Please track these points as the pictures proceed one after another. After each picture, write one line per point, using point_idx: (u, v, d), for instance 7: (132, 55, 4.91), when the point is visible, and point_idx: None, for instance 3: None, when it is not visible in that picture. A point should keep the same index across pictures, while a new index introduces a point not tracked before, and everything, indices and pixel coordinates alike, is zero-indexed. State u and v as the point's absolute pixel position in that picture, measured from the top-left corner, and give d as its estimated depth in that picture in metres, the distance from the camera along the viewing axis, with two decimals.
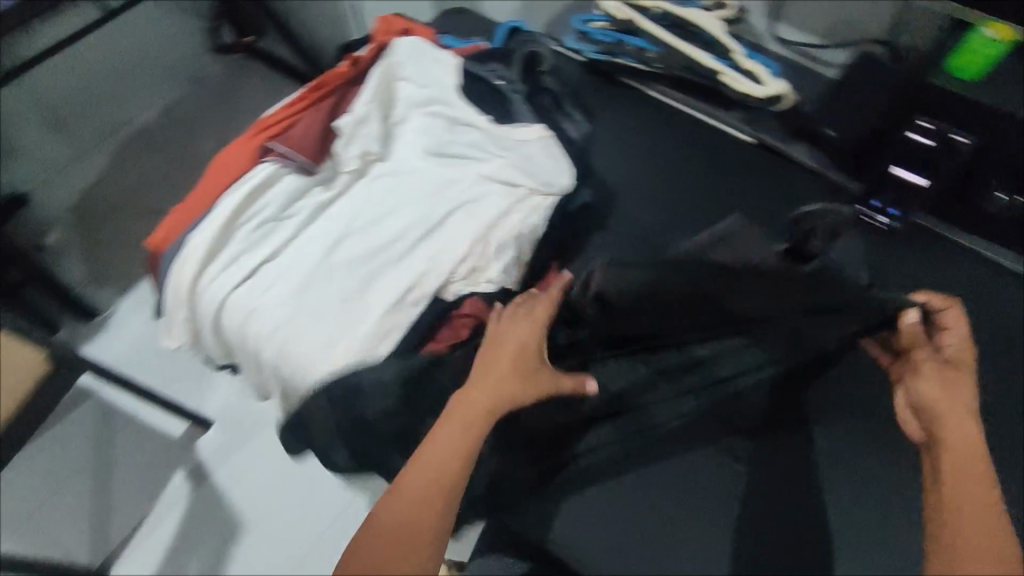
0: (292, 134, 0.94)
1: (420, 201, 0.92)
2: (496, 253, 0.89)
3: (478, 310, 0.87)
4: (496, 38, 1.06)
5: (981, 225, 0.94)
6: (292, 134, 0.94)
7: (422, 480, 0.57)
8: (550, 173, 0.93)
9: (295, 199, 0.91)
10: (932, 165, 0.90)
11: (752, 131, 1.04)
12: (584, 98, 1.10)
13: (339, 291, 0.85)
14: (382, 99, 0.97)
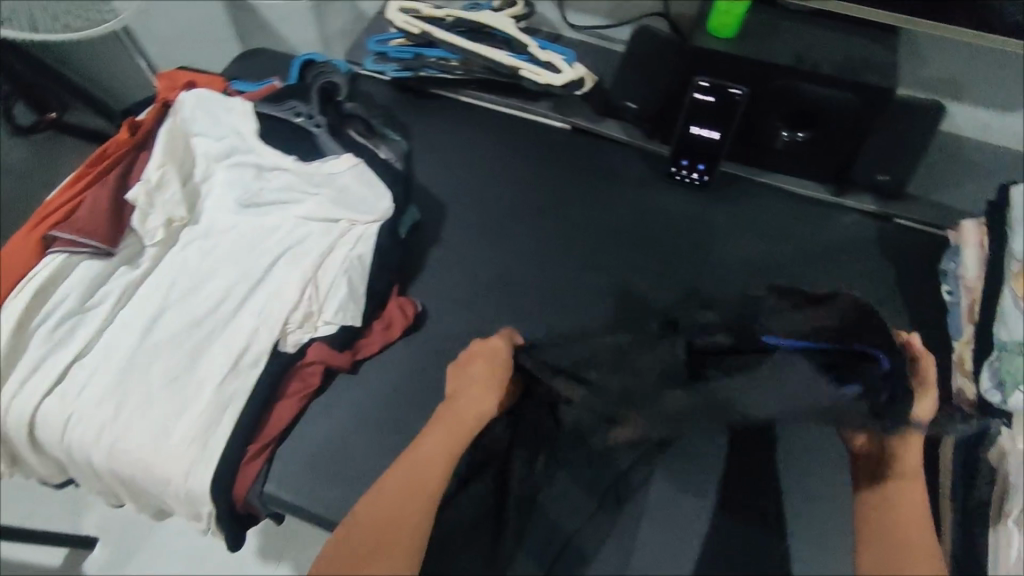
0: (73, 211, 0.86)
1: (239, 258, 0.88)
2: (321, 295, 0.86)
3: (323, 354, 0.84)
4: (292, 74, 1.03)
5: (775, 163, 1.02)
6: (74, 215, 0.85)
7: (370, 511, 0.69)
8: (368, 199, 0.91)
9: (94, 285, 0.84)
10: (722, 121, 0.95)
11: (563, 119, 1.08)
12: (397, 116, 1.11)
13: (166, 373, 0.80)
14: (170, 158, 0.91)
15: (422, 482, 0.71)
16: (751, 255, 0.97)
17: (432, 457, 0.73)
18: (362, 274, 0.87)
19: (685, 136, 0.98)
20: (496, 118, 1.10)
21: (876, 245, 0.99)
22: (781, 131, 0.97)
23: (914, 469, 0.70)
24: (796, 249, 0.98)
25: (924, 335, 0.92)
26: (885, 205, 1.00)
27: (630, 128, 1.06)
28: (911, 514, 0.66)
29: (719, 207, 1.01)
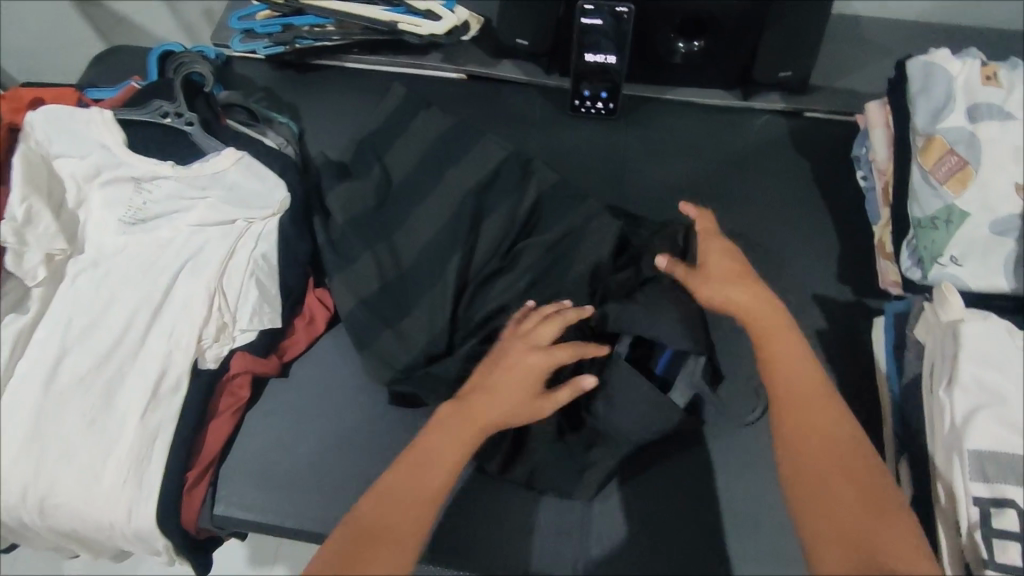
0: None
1: (135, 281, 0.81)
2: (228, 296, 0.82)
3: (246, 364, 0.81)
4: (152, 69, 0.94)
5: (676, 77, 1.00)
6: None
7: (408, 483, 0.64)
8: (261, 194, 0.86)
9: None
10: (616, 43, 0.91)
11: (456, 69, 1.02)
12: (282, 97, 1.03)
13: (81, 419, 0.74)
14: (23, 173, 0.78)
15: (411, 508, 0.63)
16: (668, 177, 0.96)
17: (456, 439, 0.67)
18: (270, 273, 0.84)
19: (580, 65, 0.94)
20: (383, 79, 1.04)
21: (788, 143, 0.98)
22: (677, 44, 0.95)
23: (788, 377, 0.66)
24: (711, 162, 0.97)
25: (842, 224, 0.93)
26: (793, 101, 0.99)
27: (526, 65, 1.02)
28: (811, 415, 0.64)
29: (629, 134, 0.99)
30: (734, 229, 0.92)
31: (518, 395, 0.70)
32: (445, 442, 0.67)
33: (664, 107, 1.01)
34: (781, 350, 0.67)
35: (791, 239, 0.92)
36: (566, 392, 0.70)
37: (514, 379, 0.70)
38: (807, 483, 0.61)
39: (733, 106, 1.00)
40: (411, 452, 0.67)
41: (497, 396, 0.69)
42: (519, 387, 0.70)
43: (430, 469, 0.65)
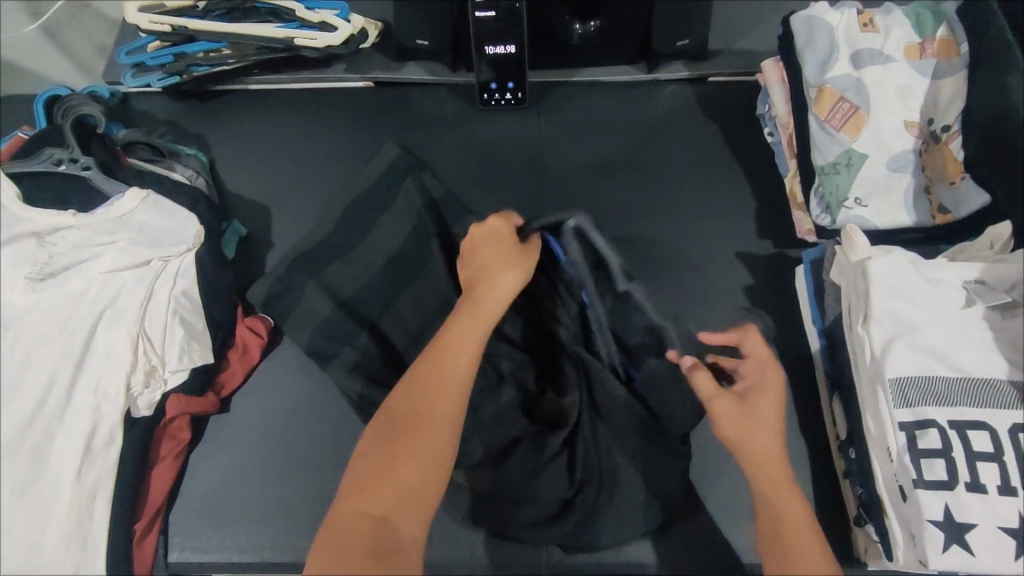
0: None
1: (49, 338, 0.76)
2: (153, 339, 0.78)
3: (183, 406, 0.79)
4: (39, 116, 0.90)
5: (580, 58, 1.00)
6: None
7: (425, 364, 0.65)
8: (174, 231, 0.83)
9: None
10: (513, 32, 0.92)
11: (362, 77, 1.01)
12: (186, 128, 1.01)
13: (9, 492, 0.70)
14: None
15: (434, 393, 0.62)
16: (585, 158, 0.97)
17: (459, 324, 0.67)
18: (193, 309, 0.81)
19: (483, 59, 0.95)
20: (289, 98, 1.02)
21: (696, 110, 1.00)
22: (574, 25, 0.95)
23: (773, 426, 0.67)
24: (624, 138, 0.98)
25: (756, 179, 0.95)
26: (694, 68, 1.01)
27: (430, 64, 1.01)
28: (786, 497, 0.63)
29: (541, 121, 0.99)
30: (654, 202, 0.94)
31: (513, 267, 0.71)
32: (476, 328, 0.66)
33: (572, 90, 1.01)
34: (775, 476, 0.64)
35: (709, 203, 0.94)
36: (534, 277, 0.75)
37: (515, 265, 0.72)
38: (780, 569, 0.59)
39: (639, 79, 1.02)
40: (442, 348, 0.65)
41: (506, 280, 0.70)
42: (512, 261, 0.72)
43: (466, 353, 0.65)
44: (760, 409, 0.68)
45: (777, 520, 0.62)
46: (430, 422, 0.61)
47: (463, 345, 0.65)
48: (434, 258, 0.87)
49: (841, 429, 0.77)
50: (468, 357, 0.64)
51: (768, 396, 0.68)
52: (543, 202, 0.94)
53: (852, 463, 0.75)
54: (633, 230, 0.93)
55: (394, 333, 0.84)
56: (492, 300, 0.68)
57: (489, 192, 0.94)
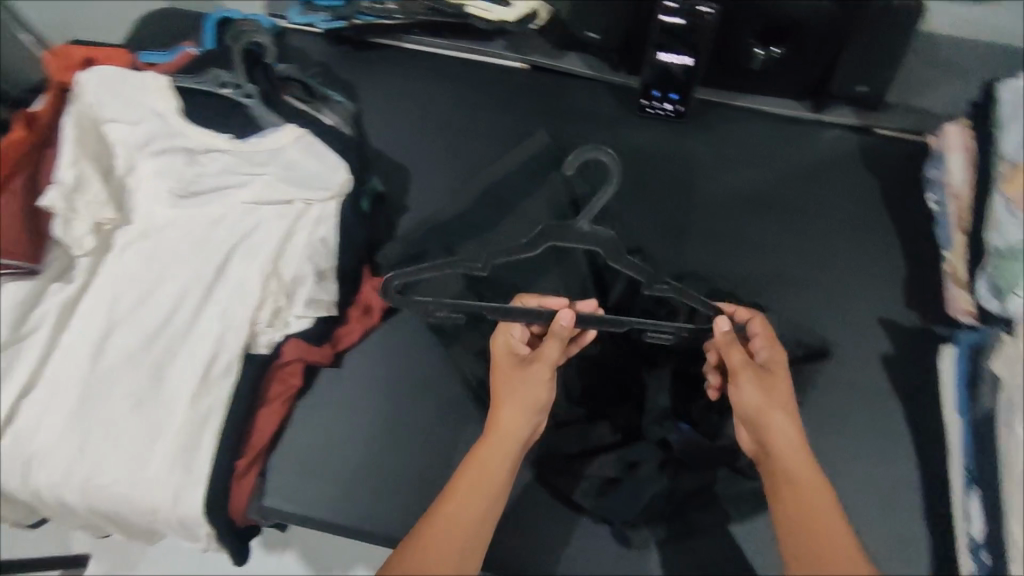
0: None
1: (186, 258, 0.78)
2: (280, 278, 0.77)
3: (302, 351, 0.78)
4: (207, 38, 0.91)
5: (749, 83, 0.96)
6: None
7: (454, 512, 0.56)
8: (322, 174, 0.80)
9: (47, 291, 0.76)
10: (695, 46, 0.88)
11: (519, 58, 0.99)
12: (338, 74, 1.00)
13: (127, 401, 0.71)
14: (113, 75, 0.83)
15: (455, 542, 0.55)
16: (734, 188, 0.93)
17: (490, 477, 0.59)
18: (329, 258, 0.80)
19: (654, 64, 0.91)
20: (441, 64, 1.01)
21: (858, 160, 0.95)
22: (755, 49, 0.90)
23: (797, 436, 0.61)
24: (777, 174, 0.94)
25: (911, 244, 0.91)
26: (863, 117, 0.96)
27: (591, 59, 0.98)
28: (804, 477, 0.58)
29: (694, 139, 0.96)
30: (797, 247, 0.90)
31: (534, 399, 0.64)
32: (464, 501, 0.57)
33: (731, 116, 0.97)
34: (790, 454, 0.60)
35: (854, 258, 0.90)
36: (553, 344, 0.65)
37: (531, 395, 0.64)
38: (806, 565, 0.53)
39: (800, 116, 0.97)
40: (434, 516, 0.56)
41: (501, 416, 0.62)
42: (531, 384, 0.65)
43: (455, 531, 0.55)
44: (777, 382, 0.64)
45: (801, 506, 0.57)
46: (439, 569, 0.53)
47: (451, 515, 0.56)
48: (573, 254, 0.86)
49: (973, 528, 0.73)
50: (466, 526, 0.56)
51: (781, 378, 0.64)
52: (683, 220, 0.91)
53: (984, 566, 0.70)
54: (772, 271, 0.89)
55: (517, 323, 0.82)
56: (514, 428, 0.63)
57: (630, 201, 0.92)
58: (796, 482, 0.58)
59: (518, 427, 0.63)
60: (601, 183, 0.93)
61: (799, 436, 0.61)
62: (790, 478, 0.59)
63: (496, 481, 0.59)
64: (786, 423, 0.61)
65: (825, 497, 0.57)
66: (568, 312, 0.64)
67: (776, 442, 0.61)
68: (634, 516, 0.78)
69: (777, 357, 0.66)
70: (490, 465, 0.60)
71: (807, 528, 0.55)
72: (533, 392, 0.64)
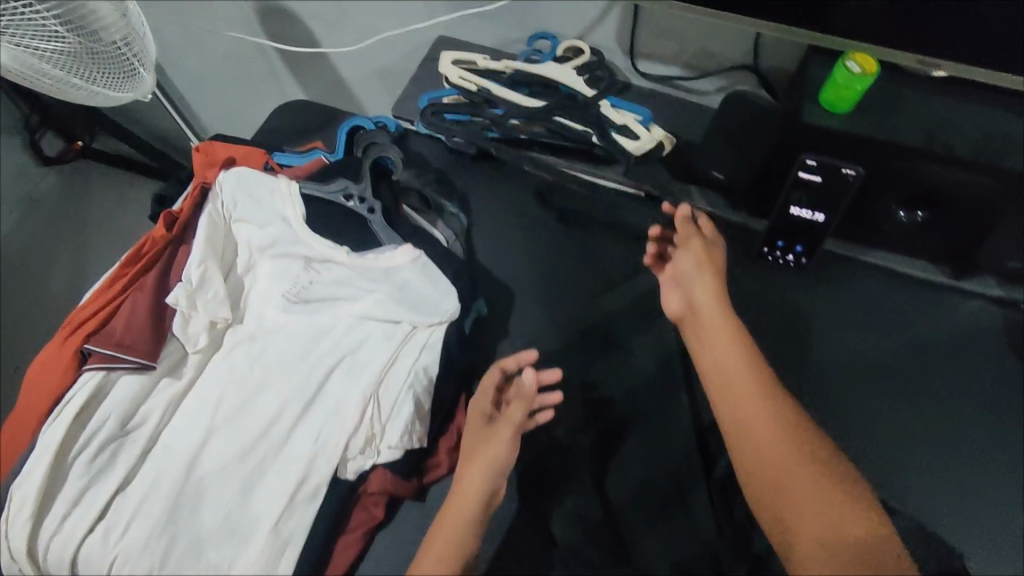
0: (112, 304, 0.77)
1: (290, 369, 0.79)
2: (376, 402, 0.76)
3: (388, 483, 0.75)
4: (338, 143, 0.93)
5: (882, 240, 0.90)
6: (122, 316, 0.76)
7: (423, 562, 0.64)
8: (432, 299, 0.81)
9: (156, 384, 0.77)
10: (831, 203, 0.84)
11: (636, 185, 0.96)
12: (452, 182, 1.01)
13: (215, 514, 0.71)
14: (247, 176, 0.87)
15: None
16: (857, 353, 0.87)
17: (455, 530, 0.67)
18: (428, 386, 0.78)
19: (782, 215, 0.87)
20: (557, 182, 1.00)
21: (1001, 339, 0.87)
22: (898, 210, 0.85)
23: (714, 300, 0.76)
24: (906, 344, 0.87)
25: None
26: (1012, 291, 0.88)
27: (712, 193, 0.95)
28: (744, 381, 0.68)
29: (815, 294, 0.90)
30: (925, 431, 0.82)
31: (494, 454, 0.70)
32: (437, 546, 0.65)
33: (858, 273, 0.91)
34: (740, 419, 0.66)
35: (991, 454, 0.81)
36: (516, 406, 0.73)
37: (486, 458, 0.70)
38: (777, 496, 0.61)
39: (937, 279, 0.89)
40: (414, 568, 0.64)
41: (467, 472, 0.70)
42: (491, 441, 0.71)
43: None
44: (715, 264, 0.80)
45: (754, 443, 0.64)
46: None
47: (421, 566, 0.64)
48: (675, 409, 0.81)
49: None
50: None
51: (718, 255, 0.81)
52: (797, 384, 0.85)
53: None
54: (894, 455, 0.81)
55: (612, 481, 0.78)
56: (473, 482, 0.69)
57: None
58: (729, 378, 0.69)
59: (480, 481, 0.69)
60: None
61: (756, 373, 0.68)
62: (734, 384, 0.68)
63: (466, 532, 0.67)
64: (706, 283, 0.77)
65: (786, 437, 0.64)
66: (527, 373, 0.73)
67: (711, 366, 0.72)
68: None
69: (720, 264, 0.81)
70: (454, 520, 0.67)
71: (774, 484, 0.62)
72: (491, 449, 0.71)
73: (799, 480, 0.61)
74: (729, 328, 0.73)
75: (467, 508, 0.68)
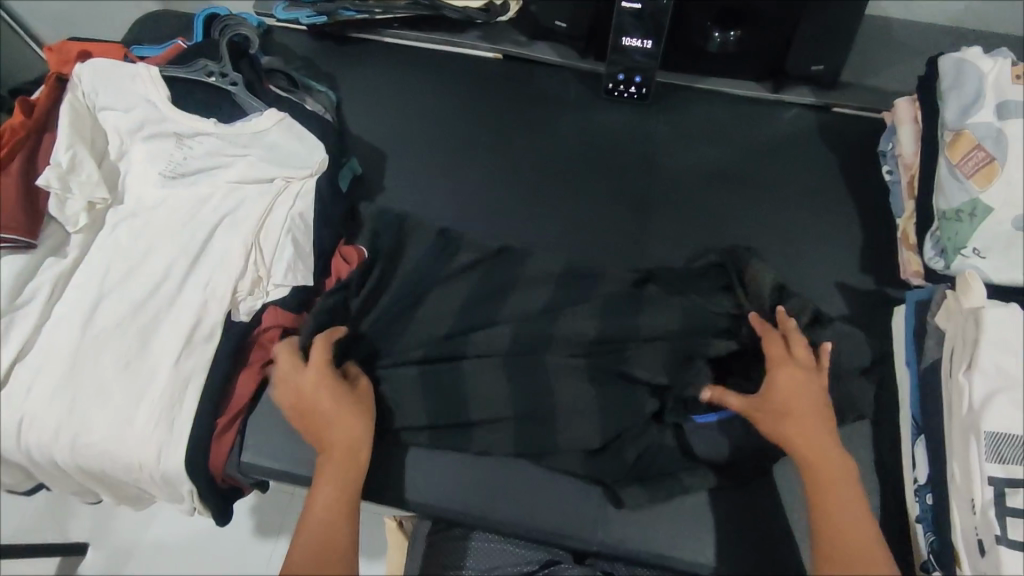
0: None
1: (173, 234, 0.84)
2: (261, 249, 0.83)
3: (279, 318, 0.82)
4: (197, 32, 0.96)
5: (709, 66, 1.01)
6: None
7: (301, 560, 0.63)
8: (300, 154, 0.87)
9: (40, 260, 0.81)
10: (651, 28, 0.93)
11: (492, 48, 1.05)
12: (320, 66, 1.05)
13: (114, 362, 0.76)
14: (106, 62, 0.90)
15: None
16: (695, 163, 0.97)
17: (332, 512, 0.66)
18: (306, 231, 0.85)
19: (616, 49, 0.96)
20: (418, 54, 1.07)
21: (814, 135, 0.99)
22: (713, 32, 0.96)
23: (805, 406, 0.68)
24: (736, 151, 0.98)
25: (866, 212, 0.94)
26: (821, 95, 1.00)
27: (557, 46, 1.05)
28: (824, 477, 0.65)
29: (657, 119, 1.00)
30: (754, 217, 0.94)
31: (341, 418, 0.69)
32: (310, 538, 0.64)
33: (691, 98, 1.02)
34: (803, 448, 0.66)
35: (809, 227, 0.93)
36: (318, 347, 0.72)
37: (333, 418, 0.69)
38: (837, 539, 0.62)
39: (757, 96, 1.02)
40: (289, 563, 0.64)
41: (333, 432, 0.69)
42: (336, 407, 0.70)
43: (316, 564, 0.63)
44: (791, 403, 0.68)
45: (819, 474, 0.65)
46: None
47: (305, 557, 0.63)
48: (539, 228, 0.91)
49: (921, 474, 0.75)
50: (321, 563, 0.63)
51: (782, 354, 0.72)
52: (646, 195, 0.95)
53: (928, 509, 0.73)
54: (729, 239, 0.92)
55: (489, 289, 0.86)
56: (330, 438, 0.69)
57: (594, 176, 0.96)
58: (807, 436, 0.66)
59: (341, 437, 0.69)
60: (566, 160, 0.98)
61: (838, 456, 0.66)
62: (804, 438, 0.66)
63: (332, 509, 0.66)
64: (804, 390, 0.69)
65: (837, 480, 0.65)
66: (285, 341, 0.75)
67: (788, 407, 0.68)
68: (622, 474, 0.74)
69: (808, 387, 0.69)
70: (323, 494, 0.67)
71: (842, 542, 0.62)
72: (345, 414, 0.70)
73: (846, 510, 0.63)
74: (818, 416, 0.68)
75: (334, 481, 0.67)
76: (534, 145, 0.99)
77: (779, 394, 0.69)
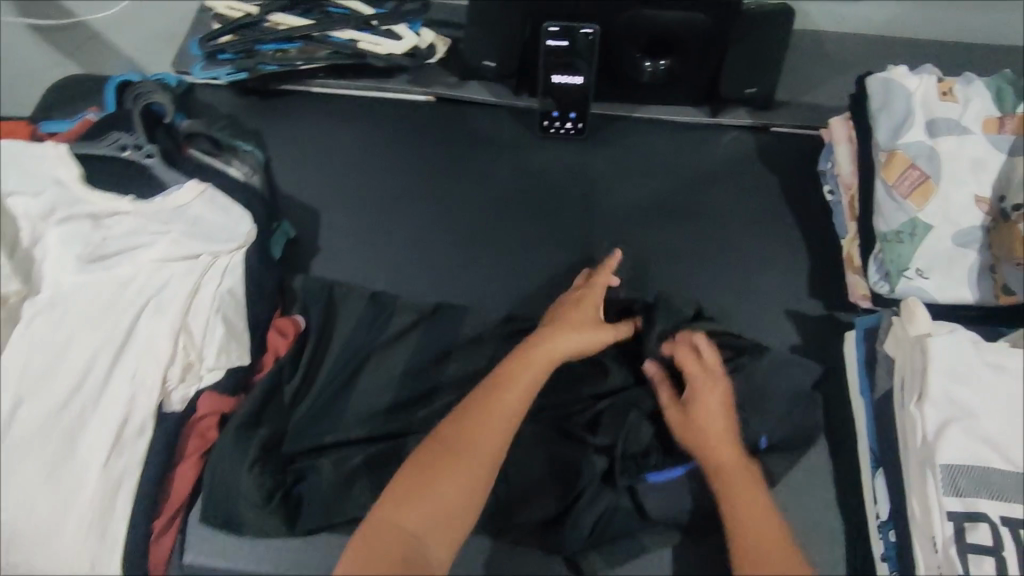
0: None
1: (96, 321, 0.77)
2: (189, 332, 0.79)
3: (215, 404, 0.80)
4: (109, 101, 0.93)
5: (644, 95, 0.99)
6: None
7: (452, 439, 0.66)
8: (226, 226, 0.83)
9: None
10: (580, 63, 0.92)
11: (424, 91, 1.01)
12: (246, 124, 1.01)
13: (38, 471, 0.71)
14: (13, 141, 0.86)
15: (468, 461, 0.65)
16: (637, 198, 0.96)
17: (503, 407, 0.68)
18: (236, 308, 0.82)
19: (547, 87, 0.94)
20: (347, 103, 1.03)
21: (754, 159, 0.98)
22: (643, 62, 0.95)
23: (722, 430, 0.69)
24: (678, 182, 0.97)
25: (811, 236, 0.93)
26: (759, 116, 0.99)
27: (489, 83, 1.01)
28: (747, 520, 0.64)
29: (595, 154, 0.99)
30: (701, 249, 0.92)
31: (581, 337, 0.75)
32: (475, 426, 0.67)
33: (629, 129, 1.00)
34: (727, 459, 0.67)
35: (755, 253, 0.92)
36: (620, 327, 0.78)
37: (576, 331, 0.75)
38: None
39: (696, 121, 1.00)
40: (439, 441, 0.67)
41: (561, 338, 0.74)
42: (584, 326, 0.76)
43: (468, 446, 0.66)
44: (703, 415, 0.70)
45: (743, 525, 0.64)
46: (449, 474, 0.65)
47: (461, 437, 0.66)
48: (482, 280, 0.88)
49: (882, 509, 0.74)
50: (475, 451, 0.66)
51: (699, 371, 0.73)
52: (590, 234, 0.93)
53: (891, 545, 0.72)
54: (677, 274, 0.91)
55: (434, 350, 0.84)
56: (560, 350, 0.73)
57: (535, 218, 0.94)
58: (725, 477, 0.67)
59: (563, 348, 0.73)
60: (507, 204, 0.95)
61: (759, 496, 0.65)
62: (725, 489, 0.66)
63: (502, 411, 0.68)
64: (718, 407, 0.70)
65: (753, 492, 0.65)
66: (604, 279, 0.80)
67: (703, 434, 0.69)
68: (581, 545, 0.71)
69: (719, 406, 0.70)
70: (514, 392, 0.69)
71: (765, 548, 0.61)
72: (585, 334, 0.75)
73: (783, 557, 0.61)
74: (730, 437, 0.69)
75: (521, 383, 0.70)
76: (473, 192, 0.96)
77: (705, 411, 0.70)
